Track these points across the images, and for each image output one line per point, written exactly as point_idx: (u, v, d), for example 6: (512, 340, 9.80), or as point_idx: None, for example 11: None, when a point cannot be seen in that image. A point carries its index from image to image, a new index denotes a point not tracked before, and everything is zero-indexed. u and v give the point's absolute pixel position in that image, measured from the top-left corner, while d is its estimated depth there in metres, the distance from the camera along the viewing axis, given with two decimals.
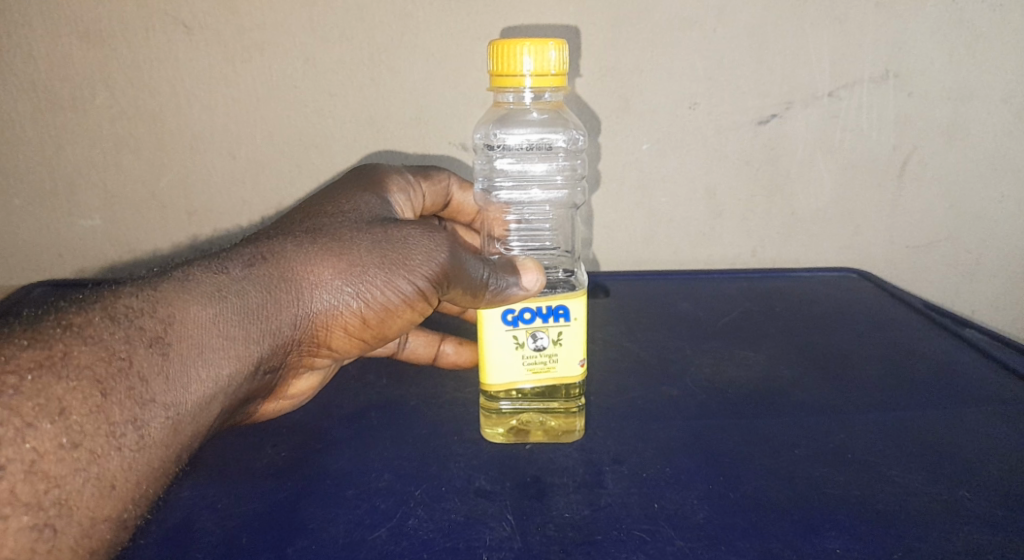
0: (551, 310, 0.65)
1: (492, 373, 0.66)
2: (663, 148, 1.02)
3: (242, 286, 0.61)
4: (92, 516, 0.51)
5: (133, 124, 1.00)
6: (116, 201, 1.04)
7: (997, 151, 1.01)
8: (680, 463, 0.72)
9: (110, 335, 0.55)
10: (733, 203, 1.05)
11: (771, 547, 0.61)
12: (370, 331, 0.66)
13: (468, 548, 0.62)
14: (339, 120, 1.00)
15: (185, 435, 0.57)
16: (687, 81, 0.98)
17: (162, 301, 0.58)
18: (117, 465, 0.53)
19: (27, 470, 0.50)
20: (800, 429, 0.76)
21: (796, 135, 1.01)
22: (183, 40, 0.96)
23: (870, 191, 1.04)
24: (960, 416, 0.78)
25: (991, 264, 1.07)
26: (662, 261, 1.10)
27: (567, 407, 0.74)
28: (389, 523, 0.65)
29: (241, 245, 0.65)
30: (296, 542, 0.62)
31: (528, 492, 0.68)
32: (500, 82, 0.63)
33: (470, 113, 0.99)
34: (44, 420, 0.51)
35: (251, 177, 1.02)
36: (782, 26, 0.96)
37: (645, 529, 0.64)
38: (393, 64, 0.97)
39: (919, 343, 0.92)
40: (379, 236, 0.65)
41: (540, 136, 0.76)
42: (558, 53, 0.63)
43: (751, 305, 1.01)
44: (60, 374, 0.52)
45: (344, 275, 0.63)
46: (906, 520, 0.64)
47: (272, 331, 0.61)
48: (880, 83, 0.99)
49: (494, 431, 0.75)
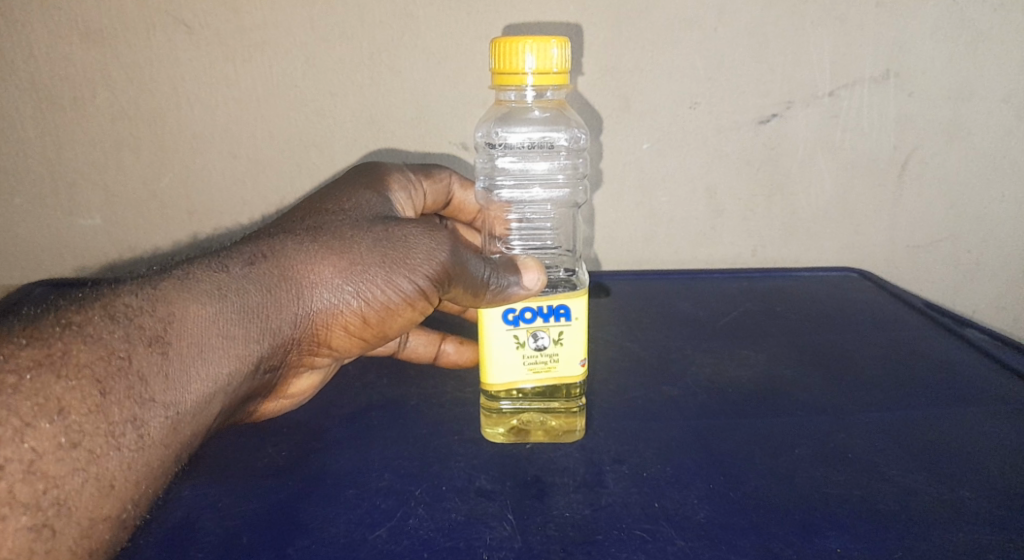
0: (552, 309, 0.65)
1: (493, 372, 0.66)
2: (663, 147, 1.01)
3: (242, 285, 0.60)
4: (92, 516, 0.51)
5: (133, 123, 0.99)
6: (116, 201, 1.03)
7: (998, 151, 1.01)
8: (681, 463, 0.71)
9: (109, 334, 0.55)
10: (734, 203, 1.05)
11: (771, 547, 0.61)
12: (371, 330, 0.66)
13: (468, 548, 0.62)
14: (338, 119, 0.99)
15: (185, 435, 0.56)
16: (688, 81, 0.98)
17: (162, 300, 0.58)
18: (116, 465, 0.53)
19: (25, 470, 0.49)
20: (801, 428, 0.76)
21: (797, 135, 1.01)
22: (183, 39, 0.96)
23: (871, 192, 1.04)
24: (961, 416, 0.78)
25: (991, 264, 1.07)
26: (662, 261, 1.09)
27: (568, 406, 0.74)
28: (389, 523, 0.64)
29: (242, 243, 0.65)
30: (295, 542, 0.62)
31: (528, 492, 0.68)
32: (502, 80, 0.63)
33: (470, 113, 0.99)
34: (43, 420, 0.51)
35: (251, 176, 1.02)
36: (783, 25, 0.96)
37: (646, 529, 0.63)
38: (393, 63, 0.97)
39: (920, 343, 0.92)
40: (380, 234, 0.64)
41: (543, 134, 0.76)
42: (561, 51, 0.63)
43: (752, 305, 1.01)
44: (59, 373, 0.52)
45: (344, 274, 0.63)
46: (907, 520, 0.64)
47: (272, 330, 0.61)
48: (881, 82, 0.99)
49: (494, 431, 0.75)
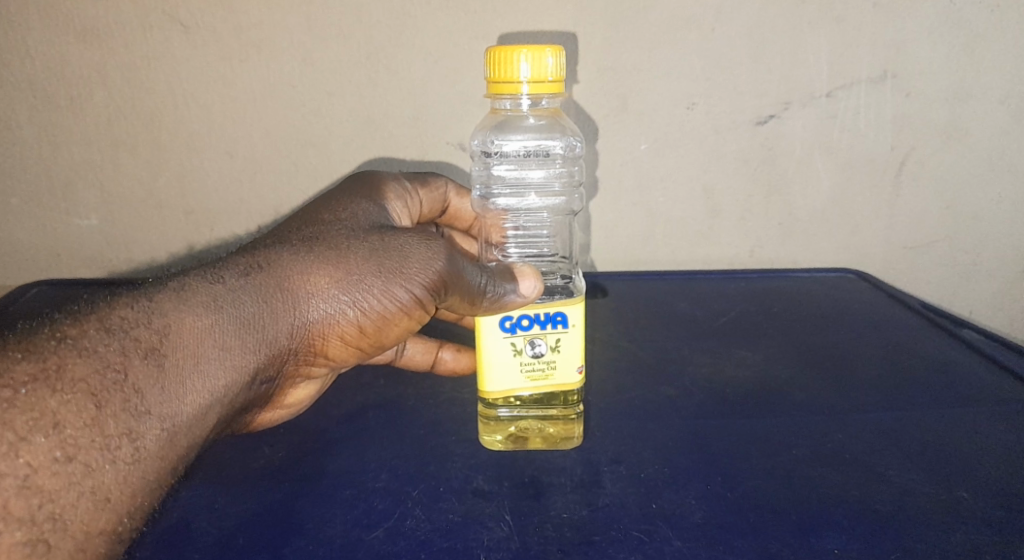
0: (549, 316, 0.66)
1: (490, 380, 0.66)
2: (661, 147, 1.01)
3: (238, 296, 0.60)
4: (87, 530, 0.51)
5: (131, 124, 0.99)
6: (113, 201, 1.03)
7: (997, 150, 1.01)
8: (679, 462, 0.72)
9: (104, 346, 0.55)
10: (732, 203, 1.05)
11: (769, 547, 0.61)
12: (367, 340, 0.66)
13: (466, 548, 0.62)
14: (336, 121, 0.99)
15: (181, 447, 0.57)
16: (686, 81, 0.98)
17: (158, 312, 0.58)
18: (112, 478, 0.53)
19: (20, 485, 0.49)
20: (798, 428, 0.77)
21: (795, 134, 1.01)
22: (181, 40, 0.95)
23: (869, 189, 1.04)
24: (959, 415, 0.78)
25: (990, 264, 1.07)
26: (660, 261, 1.09)
27: (566, 413, 0.74)
28: (387, 523, 0.64)
29: (238, 253, 0.65)
30: (292, 542, 0.62)
31: (526, 492, 0.68)
32: (497, 89, 0.63)
33: (468, 113, 0.99)
34: (38, 434, 0.50)
35: (248, 177, 1.02)
36: (781, 25, 0.95)
37: (644, 529, 0.64)
38: (391, 64, 0.97)
39: (918, 343, 0.92)
40: (376, 244, 0.65)
41: (538, 142, 0.77)
42: (556, 60, 0.63)
43: (750, 305, 1.01)
44: (55, 387, 0.52)
45: (341, 284, 0.63)
46: (904, 520, 0.64)
47: (268, 341, 0.61)
48: (878, 83, 0.99)
49: (492, 439, 0.74)
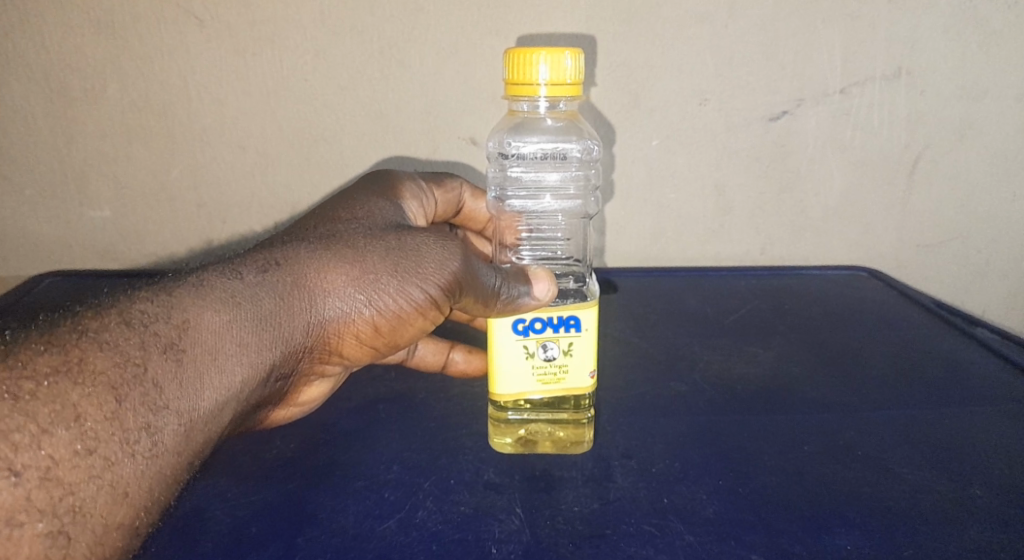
0: (562, 320, 0.67)
1: (501, 383, 0.68)
2: (672, 144, 1.01)
3: (256, 293, 0.61)
4: (106, 523, 0.52)
5: (144, 116, 0.99)
6: (126, 193, 1.03)
7: (1011, 148, 1.01)
8: (689, 458, 0.72)
9: (125, 340, 0.56)
10: (744, 200, 1.04)
11: (781, 544, 0.62)
12: (382, 339, 0.67)
13: (478, 540, 0.62)
14: (348, 113, 0.99)
15: (197, 443, 0.57)
16: (699, 79, 0.97)
17: (178, 307, 0.59)
18: (131, 472, 0.53)
19: (42, 477, 0.50)
20: (808, 426, 0.77)
21: (807, 132, 1.01)
22: (195, 32, 0.95)
23: (881, 188, 1.04)
24: (970, 414, 0.78)
25: (1002, 263, 1.07)
26: (670, 258, 1.09)
27: (577, 417, 0.73)
28: (399, 515, 0.65)
29: (256, 250, 0.66)
30: (305, 532, 0.63)
31: (536, 485, 0.69)
32: (515, 91, 0.63)
33: (480, 108, 0.99)
34: (59, 426, 0.51)
35: (260, 170, 1.02)
36: (795, 21, 0.95)
37: (655, 524, 0.64)
38: (404, 57, 0.96)
39: (929, 341, 0.92)
40: (392, 243, 0.65)
41: (554, 145, 0.78)
42: (574, 62, 0.63)
43: (761, 302, 1.01)
44: (76, 380, 0.53)
45: (357, 282, 0.63)
46: (914, 519, 0.64)
47: (284, 338, 0.62)
48: (892, 80, 0.98)
49: (503, 442, 0.74)
